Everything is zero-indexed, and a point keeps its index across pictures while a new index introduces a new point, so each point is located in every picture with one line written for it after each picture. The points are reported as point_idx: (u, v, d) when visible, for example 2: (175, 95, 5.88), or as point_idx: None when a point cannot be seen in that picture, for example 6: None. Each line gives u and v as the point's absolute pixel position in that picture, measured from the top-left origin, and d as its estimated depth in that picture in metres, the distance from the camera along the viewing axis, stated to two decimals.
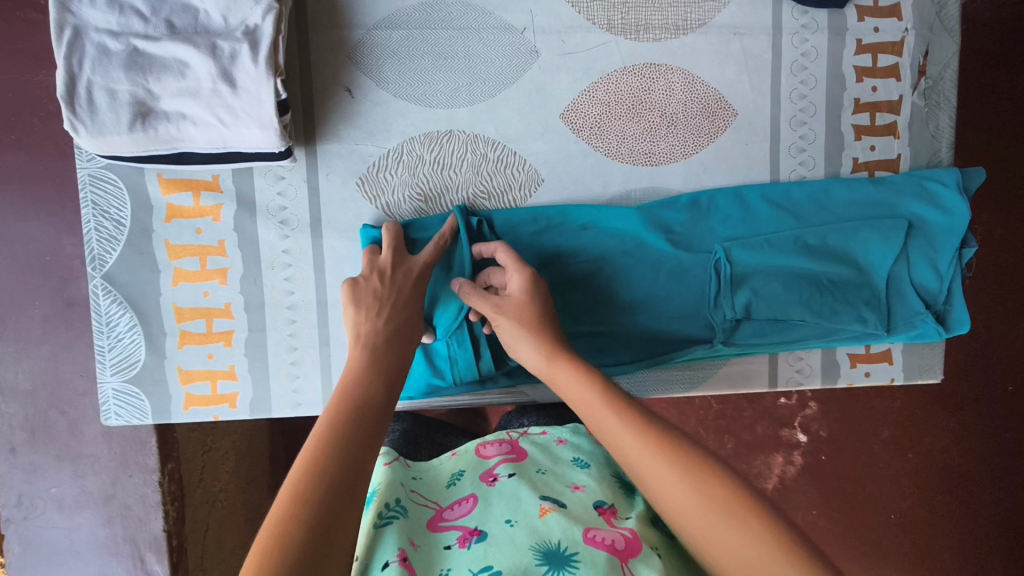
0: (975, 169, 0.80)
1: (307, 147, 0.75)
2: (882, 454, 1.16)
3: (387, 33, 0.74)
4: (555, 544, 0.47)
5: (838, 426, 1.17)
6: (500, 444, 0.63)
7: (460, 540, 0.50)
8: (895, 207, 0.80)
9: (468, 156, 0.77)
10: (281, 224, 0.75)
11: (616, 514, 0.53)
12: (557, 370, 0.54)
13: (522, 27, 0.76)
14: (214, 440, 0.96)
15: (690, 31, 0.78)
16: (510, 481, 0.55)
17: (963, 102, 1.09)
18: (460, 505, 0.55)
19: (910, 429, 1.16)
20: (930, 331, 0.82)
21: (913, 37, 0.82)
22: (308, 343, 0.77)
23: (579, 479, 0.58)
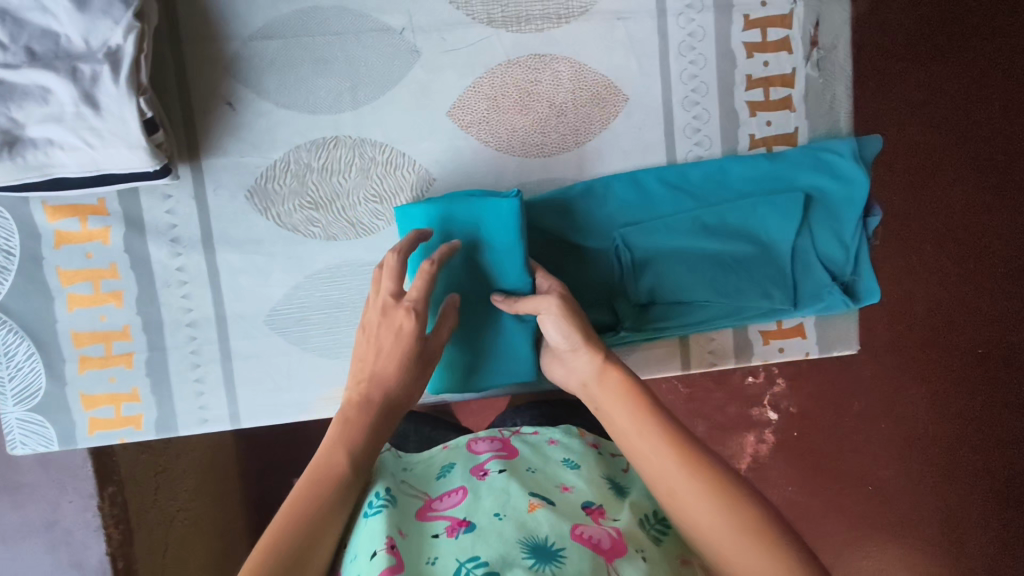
0: (872, 138, 0.81)
1: (191, 163, 0.74)
2: (858, 427, 1.22)
3: (265, 43, 0.74)
4: (543, 539, 0.47)
5: (810, 401, 1.23)
6: (491, 441, 0.61)
7: (448, 530, 0.50)
8: (793, 181, 0.80)
9: (356, 160, 0.76)
10: (173, 242, 0.75)
11: (604, 514, 0.52)
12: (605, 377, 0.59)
13: (401, 27, 0.75)
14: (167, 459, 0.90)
15: (573, 19, 0.77)
16: (501, 476, 0.54)
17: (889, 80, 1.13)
18: (449, 496, 0.54)
19: (880, 400, 1.21)
20: (838, 302, 0.80)
21: (802, 8, 0.80)
22: (210, 359, 0.77)
23: (568, 479, 0.57)
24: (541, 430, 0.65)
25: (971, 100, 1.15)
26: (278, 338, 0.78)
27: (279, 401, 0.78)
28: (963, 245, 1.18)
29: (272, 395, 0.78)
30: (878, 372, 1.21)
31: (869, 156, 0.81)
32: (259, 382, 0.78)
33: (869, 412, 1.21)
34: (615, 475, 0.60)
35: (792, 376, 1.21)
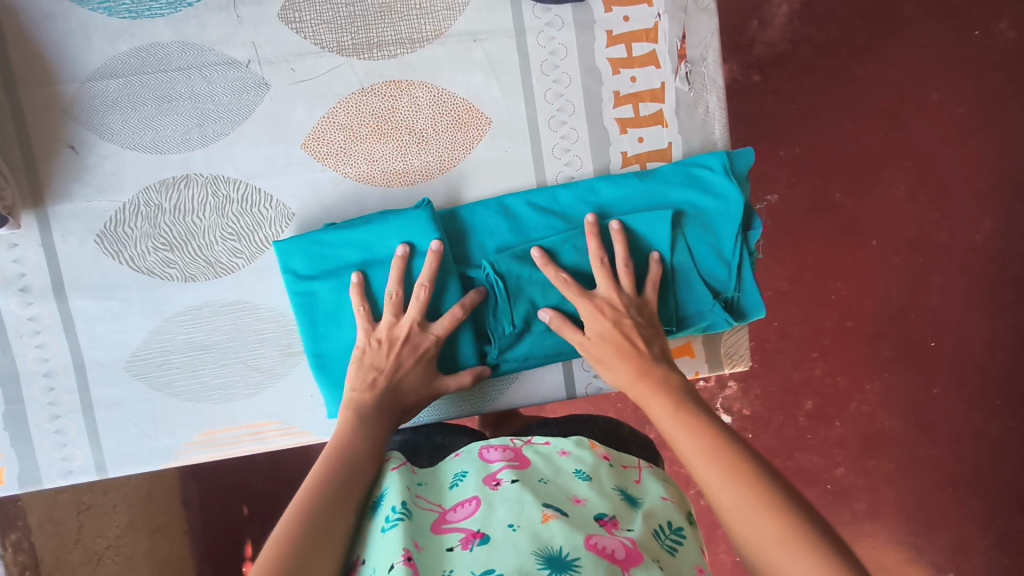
0: (742, 150, 0.78)
1: (36, 211, 0.72)
2: (809, 427, 1.24)
3: (104, 84, 0.72)
4: (557, 550, 0.46)
5: (760, 404, 1.25)
6: (503, 450, 0.59)
7: (463, 542, 0.49)
8: (664, 198, 0.77)
9: (210, 198, 0.74)
10: (22, 291, 0.73)
11: (617, 526, 0.51)
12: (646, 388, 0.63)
13: (246, 60, 0.73)
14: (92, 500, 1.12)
15: (427, 43, 0.76)
16: (513, 486, 0.53)
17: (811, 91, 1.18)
18: (463, 506, 0.53)
19: (831, 399, 1.23)
20: (720, 321, 0.77)
21: (666, 21, 0.79)
22: (70, 410, 0.75)
23: (579, 490, 0.55)
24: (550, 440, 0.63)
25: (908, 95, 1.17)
26: (140, 384, 0.75)
27: (145, 448, 0.76)
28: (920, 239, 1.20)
29: (137, 443, 0.76)
30: (830, 370, 1.22)
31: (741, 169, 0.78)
32: (123, 430, 0.76)
33: (821, 411, 1.23)
34: (626, 487, 0.58)
35: (744, 379, 1.24)
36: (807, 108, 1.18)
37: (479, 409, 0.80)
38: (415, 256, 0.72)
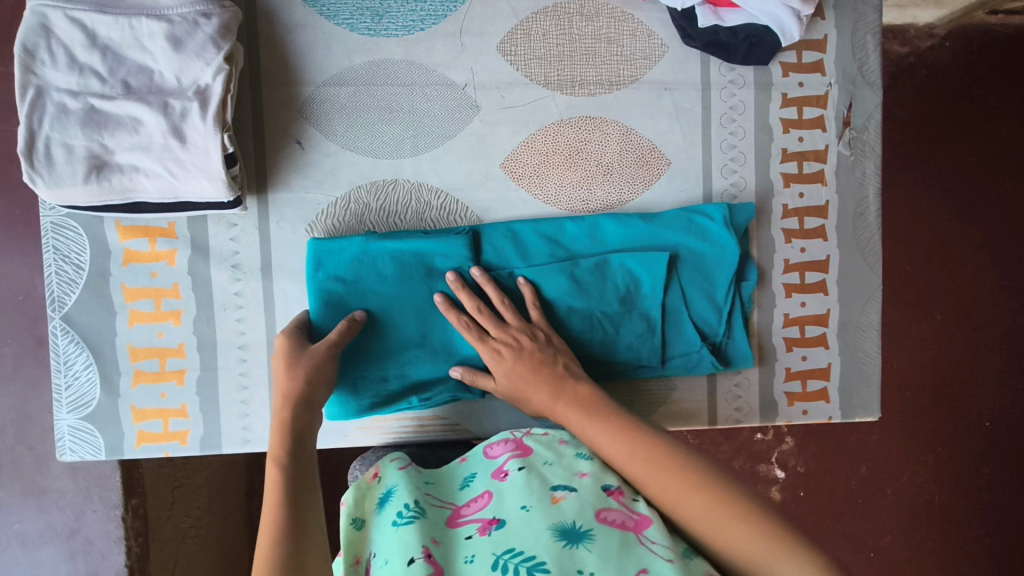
0: (741, 204, 0.83)
1: (259, 196, 0.79)
2: (859, 490, 1.34)
3: (336, 90, 0.80)
4: (571, 523, 0.53)
5: (813, 462, 1.35)
6: (506, 443, 0.67)
7: (479, 530, 0.55)
8: (659, 241, 0.82)
9: (413, 203, 0.81)
10: (234, 268, 0.79)
11: (625, 494, 0.58)
12: (595, 432, 0.64)
13: (464, 83, 0.81)
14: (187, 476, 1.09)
15: (623, 87, 0.83)
16: (520, 475, 0.60)
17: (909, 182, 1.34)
18: (475, 501, 0.60)
19: (886, 469, 1.34)
20: (706, 363, 0.83)
21: (836, 91, 0.86)
22: (257, 382, 0.80)
23: (584, 465, 0.62)
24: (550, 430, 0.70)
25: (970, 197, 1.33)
26: None
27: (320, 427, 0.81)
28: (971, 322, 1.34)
29: None
30: (886, 436, 1.34)
31: (738, 220, 0.83)
32: None
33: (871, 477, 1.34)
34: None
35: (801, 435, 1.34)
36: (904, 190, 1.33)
37: None
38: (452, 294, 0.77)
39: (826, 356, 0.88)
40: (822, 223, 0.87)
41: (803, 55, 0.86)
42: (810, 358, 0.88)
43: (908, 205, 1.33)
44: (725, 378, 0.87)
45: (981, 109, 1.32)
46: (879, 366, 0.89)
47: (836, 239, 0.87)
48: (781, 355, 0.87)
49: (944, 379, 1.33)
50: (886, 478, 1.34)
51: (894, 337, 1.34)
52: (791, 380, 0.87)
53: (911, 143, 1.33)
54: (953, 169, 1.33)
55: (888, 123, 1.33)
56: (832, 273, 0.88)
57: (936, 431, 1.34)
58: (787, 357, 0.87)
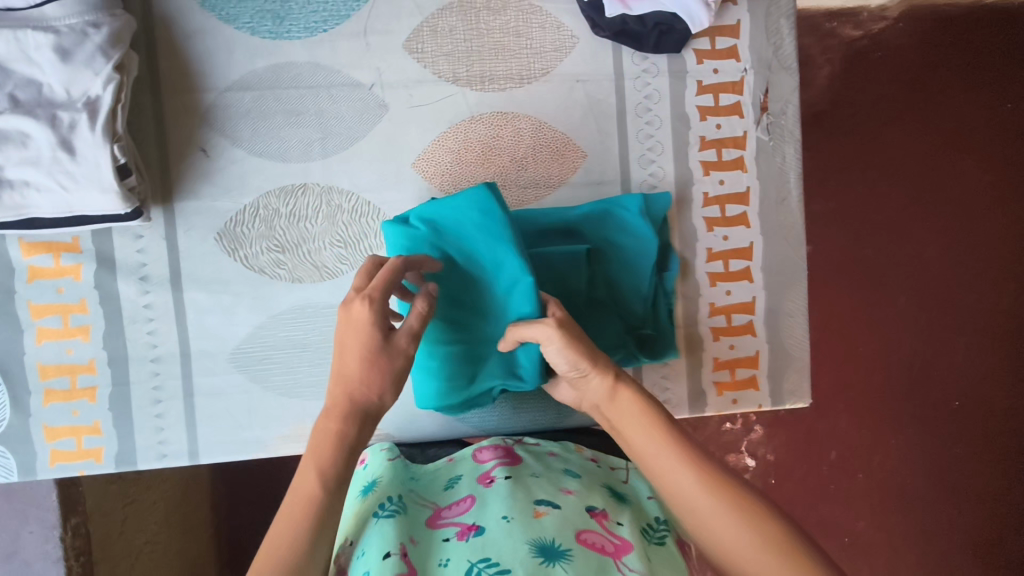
0: (658, 195, 0.83)
1: (164, 206, 0.78)
2: (830, 476, 1.33)
3: (239, 95, 0.78)
4: (549, 540, 0.52)
5: (783, 450, 1.34)
6: (494, 449, 0.70)
7: (458, 534, 0.56)
8: (579, 233, 0.81)
9: (323, 207, 0.80)
10: (142, 280, 0.78)
11: (607, 518, 0.58)
12: (621, 410, 0.57)
13: (370, 83, 0.80)
14: (137, 493, 1.08)
15: (534, 81, 0.82)
16: (505, 483, 0.61)
17: (858, 166, 1.33)
18: (458, 504, 0.61)
19: (857, 454, 1.33)
20: (632, 356, 0.82)
21: (752, 76, 0.86)
22: (172, 395, 0.79)
23: (569, 484, 0.62)
24: (542, 444, 0.74)
25: (918, 178, 1.33)
26: (240, 376, 0.79)
27: (239, 437, 0.80)
28: (929, 302, 1.33)
29: (230, 433, 0.79)
30: (856, 421, 1.33)
31: (655, 212, 0.83)
32: (219, 420, 0.79)
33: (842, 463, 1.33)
34: (612, 483, 0.67)
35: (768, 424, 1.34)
36: (852, 173, 1.33)
37: (554, 425, 0.85)
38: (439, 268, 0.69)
39: (754, 344, 0.87)
40: (744, 209, 0.86)
41: (717, 42, 0.85)
42: (737, 347, 0.87)
43: (857, 188, 1.33)
44: (651, 370, 0.86)
45: (934, 88, 1.32)
46: (807, 351, 0.89)
47: (759, 225, 0.87)
48: (708, 345, 0.86)
49: (905, 362, 1.33)
50: (858, 464, 1.33)
51: (855, 321, 1.33)
52: (718, 370, 0.87)
53: (860, 126, 1.33)
54: (898, 151, 1.33)
55: (830, 109, 1.33)
56: (756, 260, 0.87)
57: (903, 414, 1.33)
58: (714, 347, 0.87)
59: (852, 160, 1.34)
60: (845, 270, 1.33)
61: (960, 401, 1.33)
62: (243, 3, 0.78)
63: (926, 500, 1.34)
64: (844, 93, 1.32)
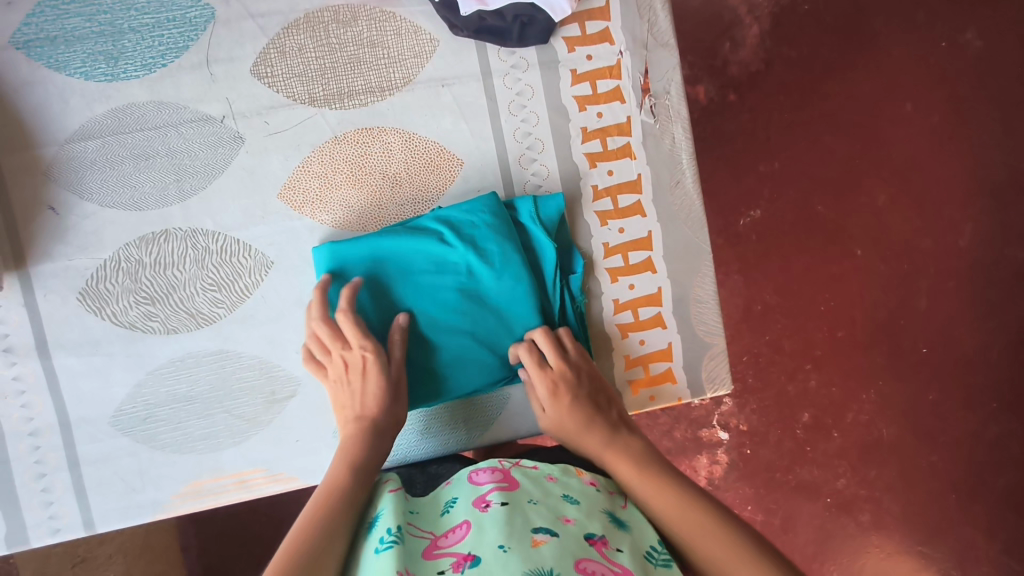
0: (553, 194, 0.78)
1: (19, 272, 0.74)
2: (806, 439, 1.30)
3: (82, 145, 0.74)
4: (548, 571, 0.48)
5: (756, 418, 1.29)
6: (492, 472, 0.64)
7: (453, 566, 0.51)
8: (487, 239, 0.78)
9: (190, 251, 0.75)
10: (6, 352, 0.74)
11: (607, 545, 0.55)
12: (618, 458, 0.67)
13: (221, 115, 0.75)
14: (90, 550, 1.12)
15: (397, 91, 0.78)
16: (502, 508, 0.56)
17: (786, 127, 1.29)
18: (454, 532, 0.56)
19: (830, 412, 1.30)
20: None
21: (629, 58, 0.82)
22: (56, 468, 0.75)
23: (569, 512, 0.58)
24: (539, 466, 0.68)
25: (852, 130, 1.29)
26: (125, 439, 0.76)
27: (133, 502, 0.76)
28: (881, 254, 1.30)
29: (125, 498, 0.76)
30: (823, 383, 1.30)
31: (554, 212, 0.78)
32: (110, 485, 0.76)
33: (818, 423, 1.29)
34: (615, 509, 0.62)
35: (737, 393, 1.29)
36: (780, 134, 1.29)
37: (465, 446, 0.81)
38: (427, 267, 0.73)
39: (666, 336, 0.84)
40: (637, 198, 0.82)
41: (586, 27, 0.81)
42: (648, 342, 0.83)
43: (788, 150, 1.29)
44: None
45: (865, 35, 1.28)
46: (723, 337, 0.85)
47: (655, 213, 0.83)
48: (617, 343, 0.83)
49: (861, 318, 1.30)
50: (831, 421, 1.30)
51: (806, 282, 1.29)
52: (632, 368, 0.83)
53: (789, 84, 1.29)
54: (827, 105, 1.29)
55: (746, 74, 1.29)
56: (657, 250, 0.83)
57: (870, 368, 1.30)
58: (624, 344, 0.83)
59: (778, 123, 1.29)
60: (791, 231, 1.30)
61: (927, 347, 1.30)
62: (72, 48, 0.73)
63: (907, 451, 1.30)
64: (759, 55, 1.28)
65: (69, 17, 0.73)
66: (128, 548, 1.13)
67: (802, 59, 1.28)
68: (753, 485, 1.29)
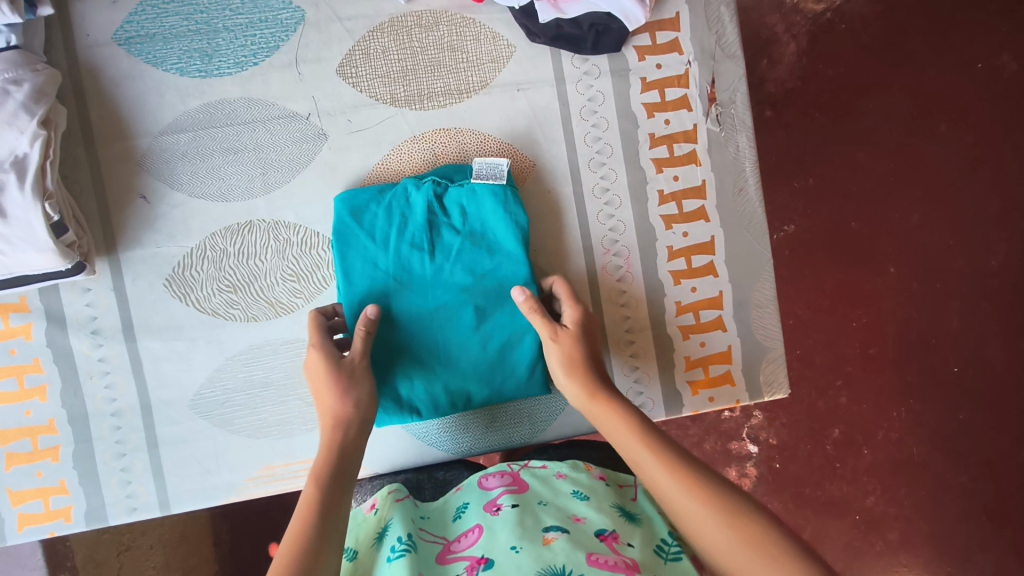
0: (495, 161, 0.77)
1: (109, 257, 0.77)
2: (836, 456, 1.29)
3: (173, 137, 0.77)
4: (560, 568, 0.51)
5: (786, 433, 1.30)
6: (501, 477, 0.67)
7: (468, 569, 0.54)
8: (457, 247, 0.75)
9: (272, 242, 0.78)
10: (93, 333, 0.77)
11: (618, 540, 0.56)
12: (600, 407, 0.63)
13: (307, 112, 0.79)
14: (132, 539, 1.07)
15: (473, 93, 0.81)
16: (513, 510, 0.59)
17: (831, 142, 1.30)
18: (467, 536, 0.60)
19: (864, 429, 1.30)
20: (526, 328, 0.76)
21: (696, 68, 0.84)
22: (136, 448, 0.78)
23: (580, 510, 0.61)
24: (548, 464, 0.71)
25: (894, 147, 1.30)
26: (203, 422, 0.78)
27: (207, 484, 0.78)
28: (921, 271, 1.31)
29: (200, 480, 0.78)
30: (861, 399, 1.30)
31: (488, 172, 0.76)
32: (185, 466, 0.78)
33: (852, 440, 1.29)
34: (624, 503, 0.65)
35: (768, 409, 1.29)
36: (824, 150, 1.30)
37: (530, 441, 0.83)
38: (429, 297, 0.75)
39: (726, 339, 0.85)
40: (702, 204, 0.85)
41: (657, 37, 0.83)
42: (709, 344, 0.85)
43: (834, 163, 1.30)
44: (622, 375, 0.84)
45: (906, 54, 1.29)
46: (782, 343, 0.86)
47: (718, 218, 0.85)
48: (678, 345, 0.84)
49: (899, 335, 1.30)
50: (860, 438, 1.30)
51: (844, 297, 1.30)
52: (691, 369, 0.85)
53: (834, 100, 1.29)
54: (872, 122, 1.30)
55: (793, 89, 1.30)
56: (719, 254, 0.85)
57: (907, 385, 1.30)
58: (685, 346, 0.85)
59: (823, 137, 1.30)
60: (830, 247, 1.30)
61: (961, 367, 1.31)
62: (169, 45, 0.77)
63: (939, 471, 1.30)
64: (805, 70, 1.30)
65: (168, 15, 0.77)
66: (167, 541, 1.08)
67: (849, 74, 1.29)
68: (781, 499, 1.29)
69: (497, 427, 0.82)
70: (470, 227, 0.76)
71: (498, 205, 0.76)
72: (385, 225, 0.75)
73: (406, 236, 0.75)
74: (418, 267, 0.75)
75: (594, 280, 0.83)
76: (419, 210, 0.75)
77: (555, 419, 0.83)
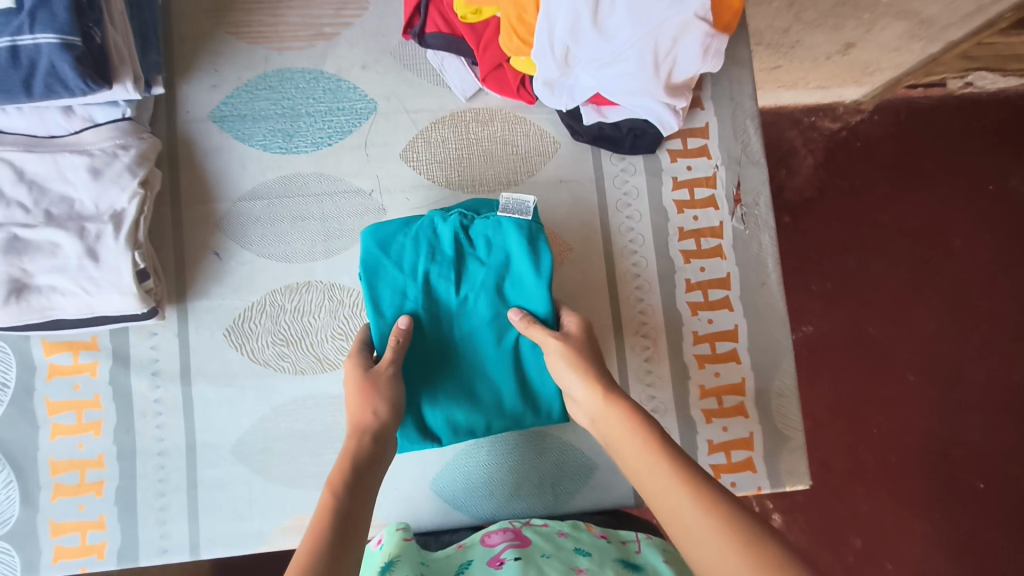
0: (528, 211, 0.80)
1: (178, 305, 0.84)
2: (857, 564, 1.26)
3: (250, 203, 0.86)
4: None
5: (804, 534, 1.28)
6: (504, 533, 0.71)
7: None
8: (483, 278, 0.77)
9: (327, 302, 0.85)
10: (153, 375, 0.83)
11: None
12: (609, 407, 0.65)
13: (370, 189, 0.88)
14: None
15: (520, 182, 0.90)
16: (515, 562, 0.62)
17: (849, 247, 1.36)
18: None
19: (884, 537, 1.27)
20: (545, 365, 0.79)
21: (723, 171, 0.93)
22: (176, 488, 0.81)
23: (583, 563, 0.63)
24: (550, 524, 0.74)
25: (910, 259, 1.36)
26: (242, 468, 0.82)
27: (237, 530, 0.81)
28: (939, 379, 1.33)
29: (230, 526, 0.80)
30: (881, 504, 1.29)
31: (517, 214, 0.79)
32: (219, 511, 0.81)
33: (873, 548, 1.27)
34: (627, 556, 0.67)
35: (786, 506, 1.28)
36: (842, 255, 1.36)
37: (553, 511, 0.85)
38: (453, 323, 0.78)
39: (747, 426, 0.88)
40: (726, 294, 0.90)
41: (688, 143, 0.93)
42: (731, 429, 0.88)
43: (851, 268, 1.36)
44: None
45: (918, 173, 1.38)
46: (802, 436, 0.89)
47: (741, 308, 0.90)
48: (701, 428, 0.87)
49: (919, 442, 1.31)
50: (881, 547, 1.27)
51: (863, 398, 1.32)
52: (713, 453, 0.87)
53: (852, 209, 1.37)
54: (888, 233, 1.37)
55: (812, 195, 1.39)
56: (742, 342, 0.90)
57: (928, 494, 1.29)
58: (708, 429, 0.87)
59: (841, 242, 1.37)
60: (849, 348, 1.33)
61: (984, 482, 1.30)
62: (257, 124, 0.88)
63: None
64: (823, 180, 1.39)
65: (259, 100, 0.88)
66: None
67: (865, 185, 1.37)
68: None
69: (522, 493, 0.84)
70: (495, 258, 0.78)
71: (521, 237, 0.76)
72: (414, 256, 0.76)
73: (432, 263, 0.76)
74: (445, 297, 0.77)
75: (622, 360, 0.88)
76: (447, 242, 0.77)
77: (579, 491, 0.85)
